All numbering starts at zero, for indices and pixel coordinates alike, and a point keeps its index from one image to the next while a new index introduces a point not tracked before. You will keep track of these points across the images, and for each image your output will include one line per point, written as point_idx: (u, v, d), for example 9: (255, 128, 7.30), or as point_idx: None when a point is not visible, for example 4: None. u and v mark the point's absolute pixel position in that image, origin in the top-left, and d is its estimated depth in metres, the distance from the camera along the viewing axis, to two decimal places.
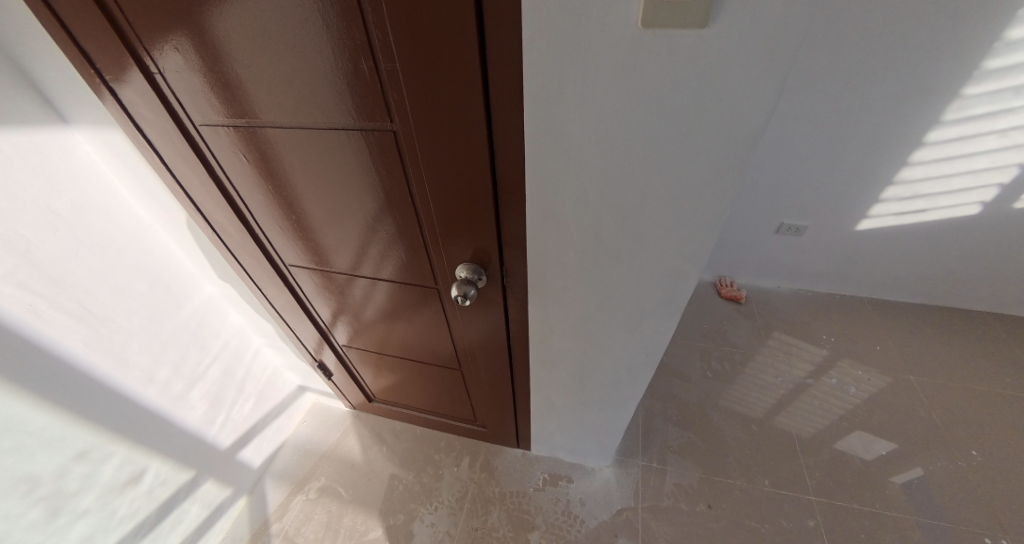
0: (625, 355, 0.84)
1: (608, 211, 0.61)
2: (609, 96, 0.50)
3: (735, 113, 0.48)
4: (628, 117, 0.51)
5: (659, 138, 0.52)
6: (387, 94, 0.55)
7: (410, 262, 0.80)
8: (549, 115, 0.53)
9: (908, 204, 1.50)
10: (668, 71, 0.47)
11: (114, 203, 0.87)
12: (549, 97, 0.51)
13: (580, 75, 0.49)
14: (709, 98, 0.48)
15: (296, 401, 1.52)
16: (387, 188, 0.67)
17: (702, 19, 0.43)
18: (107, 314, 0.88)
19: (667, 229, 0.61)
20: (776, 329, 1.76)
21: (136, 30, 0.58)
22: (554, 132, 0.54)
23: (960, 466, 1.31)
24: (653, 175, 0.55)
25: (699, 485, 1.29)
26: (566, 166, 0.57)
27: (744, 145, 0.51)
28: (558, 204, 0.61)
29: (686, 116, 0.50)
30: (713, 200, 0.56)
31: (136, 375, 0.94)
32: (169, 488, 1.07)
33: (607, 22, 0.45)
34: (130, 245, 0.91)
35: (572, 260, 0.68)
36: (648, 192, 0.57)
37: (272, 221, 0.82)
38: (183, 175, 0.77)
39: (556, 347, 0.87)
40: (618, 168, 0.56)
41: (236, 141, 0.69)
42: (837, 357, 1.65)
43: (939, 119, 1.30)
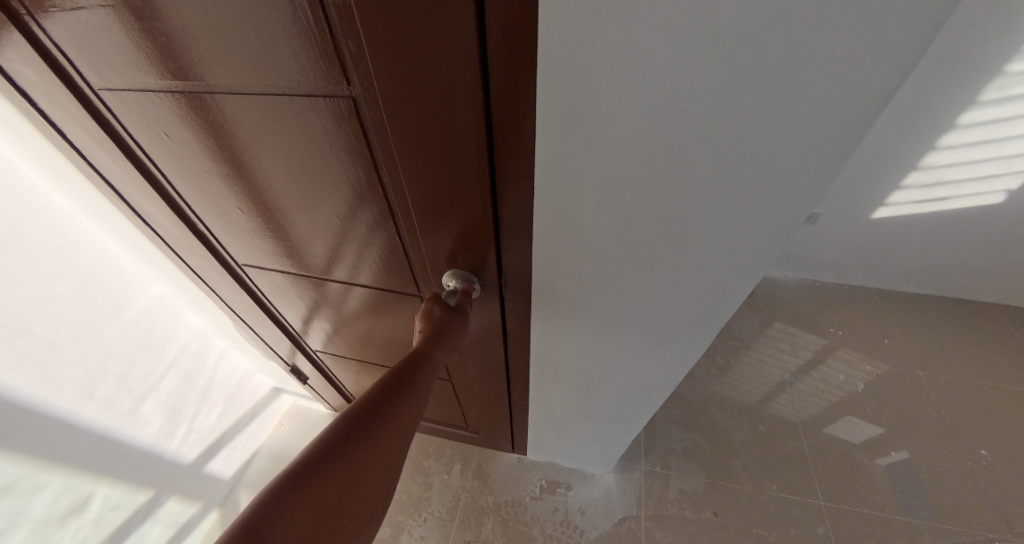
0: (644, 367, 0.73)
1: (642, 211, 0.48)
2: (665, 70, 0.35)
3: (843, 99, 0.34)
4: (689, 98, 0.37)
5: (727, 128, 0.38)
6: (347, 54, 0.41)
7: (388, 264, 0.68)
8: (575, 92, 0.39)
9: (930, 192, 1.41)
10: (760, 35, 0.32)
11: (19, 192, 0.71)
12: (581, 62, 0.36)
13: (624, 38, 0.34)
14: (812, 77, 0.33)
15: (272, 404, 1.40)
16: (353, 174, 0.54)
17: None
18: (24, 327, 0.73)
19: (717, 234, 0.48)
20: (781, 319, 1.69)
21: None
22: (582, 111, 0.40)
23: (971, 467, 1.27)
24: (708, 177, 0.43)
25: (704, 491, 1.22)
26: (593, 155, 0.43)
27: (843, 145, 0.37)
28: (580, 200, 0.49)
29: (766, 100, 0.36)
30: (779, 210, 0.44)
31: (70, 392, 0.81)
32: (123, 512, 0.95)
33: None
34: (47, 243, 0.76)
35: (593, 264, 0.56)
36: (700, 191, 0.44)
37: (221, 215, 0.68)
38: (102, 158, 0.62)
39: (565, 357, 0.76)
40: (666, 161, 0.42)
41: (158, 114, 0.54)
42: (844, 351, 1.58)
43: (977, 99, 1.18)
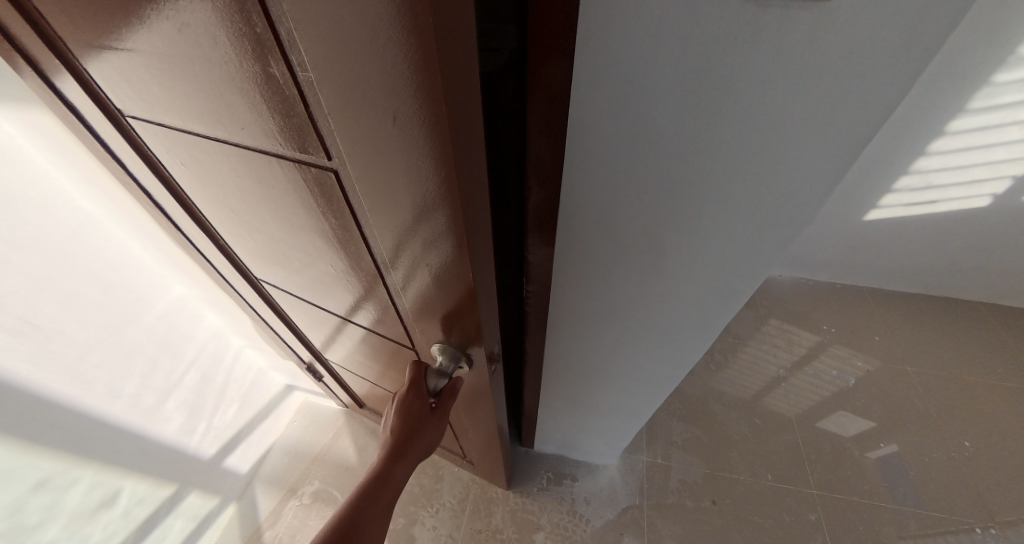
0: (653, 364, 0.78)
1: (659, 221, 0.52)
2: (684, 95, 0.39)
3: (840, 133, 0.39)
4: (705, 127, 0.41)
5: (739, 154, 0.43)
6: (314, 118, 0.31)
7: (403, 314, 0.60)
8: (600, 111, 0.42)
9: (920, 195, 1.47)
10: (771, 67, 0.35)
11: (54, 197, 0.73)
12: (607, 96, 0.41)
13: (649, 66, 0.38)
14: (813, 113, 0.38)
15: (284, 401, 1.43)
16: (341, 241, 0.45)
17: None
18: (58, 327, 0.76)
19: (726, 244, 0.53)
20: (775, 316, 1.75)
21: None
22: (606, 135, 0.44)
23: (954, 457, 1.34)
24: (720, 190, 0.47)
25: (703, 481, 1.28)
26: (616, 173, 0.48)
27: (841, 167, 0.42)
28: (601, 211, 0.53)
29: (777, 124, 0.39)
30: (782, 220, 0.48)
31: (98, 391, 0.84)
32: (148, 506, 0.99)
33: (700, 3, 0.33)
34: (77, 247, 0.79)
35: (609, 268, 0.61)
36: (712, 205, 0.48)
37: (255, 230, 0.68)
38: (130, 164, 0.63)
39: (579, 352, 0.81)
40: (681, 178, 0.46)
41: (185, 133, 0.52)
42: (837, 347, 1.64)
43: (965, 107, 1.24)
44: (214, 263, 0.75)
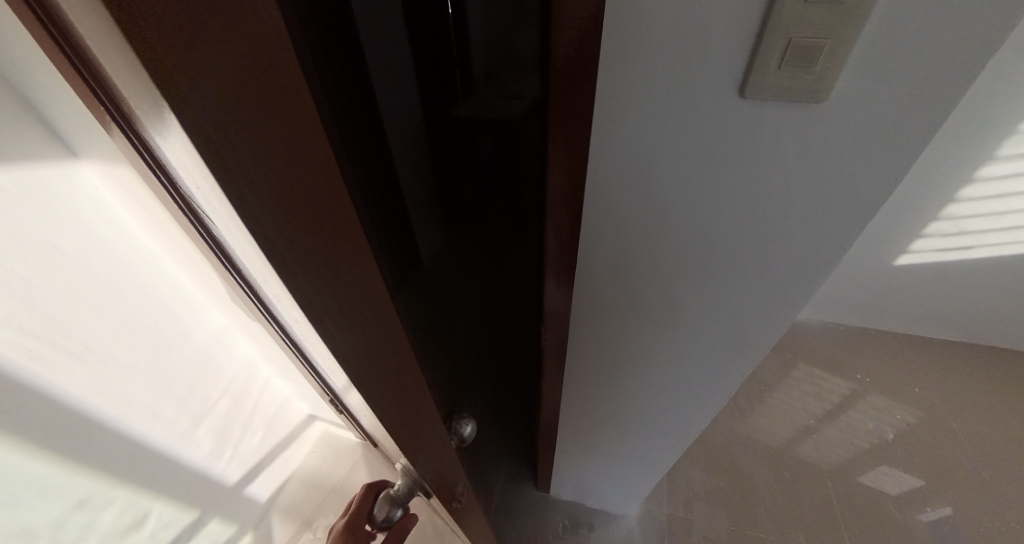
0: (671, 411, 0.78)
1: (672, 279, 0.54)
2: (691, 172, 0.43)
3: (838, 204, 0.42)
4: (712, 196, 0.44)
5: (744, 219, 0.45)
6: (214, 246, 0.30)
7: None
8: (613, 184, 0.46)
9: (953, 241, 1.44)
10: (770, 149, 0.39)
11: (118, 236, 0.80)
12: (621, 169, 0.44)
13: (656, 147, 0.42)
14: (814, 186, 0.41)
15: (307, 431, 1.45)
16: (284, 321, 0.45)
17: (816, 91, 0.34)
18: (109, 354, 0.82)
19: (737, 300, 0.55)
20: (803, 360, 1.68)
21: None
22: (620, 202, 0.48)
23: (1011, 526, 1.23)
24: (731, 253, 0.49)
25: (728, 537, 1.22)
26: (630, 235, 0.50)
27: (844, 233, 0.44)
28: (616, 269, 0.55)
29: (780, 195, 0.42)
30: (792, 280, 0.50)
31: (138, 414, 0.89)
32: (173, 530, 1.03)
33: (701, 100, 0.37)
34: (132, 283, 0.84)
35: (624, 321, 0.63)
36: (723, 264, 0.51)
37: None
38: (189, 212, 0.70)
39: (595, 397, 0.82)
40: (691, 239, 0.49)
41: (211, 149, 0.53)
42: (872, 396, 1.56)
43: (995, 154, 1.22)
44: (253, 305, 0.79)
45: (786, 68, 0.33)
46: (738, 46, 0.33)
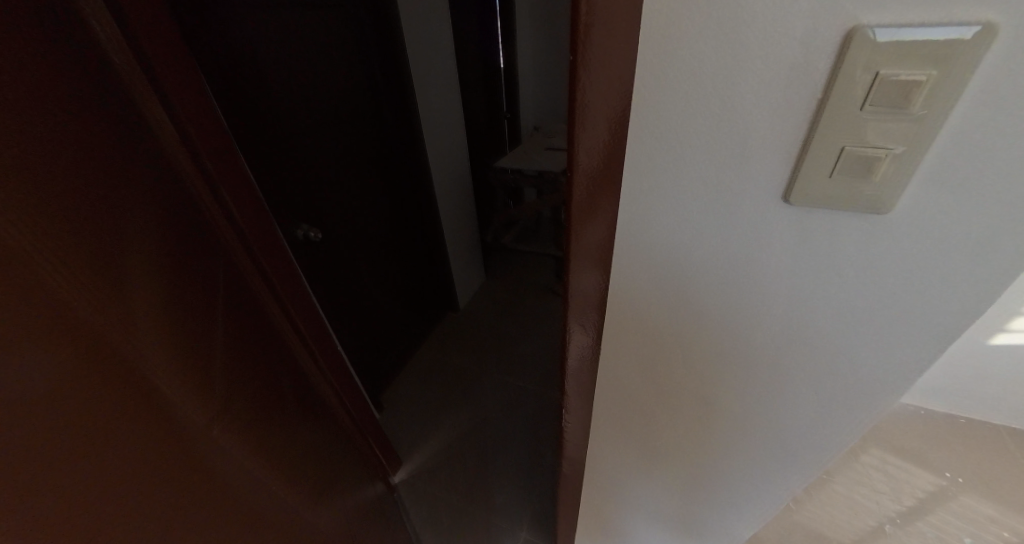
0: (707, 515, 0.68)
1: (707, 381, 0.48)
2: (741, 279, 0.38)
3: (912, 321, 0.35)
4: (755, 298, 0.39)
5: (793, 326, 0.40)
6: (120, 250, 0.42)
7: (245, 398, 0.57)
8: (644, 280, 0.43)
9: None
10: (823, 256, 0.34)
11: None
12: (651, 262, 0.41)
13: (689, 245, 0.38)
14: (879, 299, 0.35)
15: None
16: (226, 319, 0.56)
17: (880, 199, 0.30)
18: None
19: (787, 413, 0.47)
20: (872, 445, 1.46)
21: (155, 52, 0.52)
22: (649, 295, 0.44)
23: None
24: (777, 362, 0.43)
25: None
26: (658, 329, 0.46)
27: (919, 352, 0.37)
28: (642, 361, 0.50)
29: (842, 309, 0.37)
30: (854, 398, 0.43)
31: None
32: None
33: (746, 206, 0.34)
34: None
35: (652, 415, 0.57)
36: (768, 372, 0.44)
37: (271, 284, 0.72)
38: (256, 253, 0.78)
39: (619, 489, 0.73)
40: (731, 341, 0.43)
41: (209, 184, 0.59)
42: (965, 500, 1.30)
43: None
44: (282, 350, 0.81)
45: (841, 176, 0.29)
46: (780, 155, 0.31)
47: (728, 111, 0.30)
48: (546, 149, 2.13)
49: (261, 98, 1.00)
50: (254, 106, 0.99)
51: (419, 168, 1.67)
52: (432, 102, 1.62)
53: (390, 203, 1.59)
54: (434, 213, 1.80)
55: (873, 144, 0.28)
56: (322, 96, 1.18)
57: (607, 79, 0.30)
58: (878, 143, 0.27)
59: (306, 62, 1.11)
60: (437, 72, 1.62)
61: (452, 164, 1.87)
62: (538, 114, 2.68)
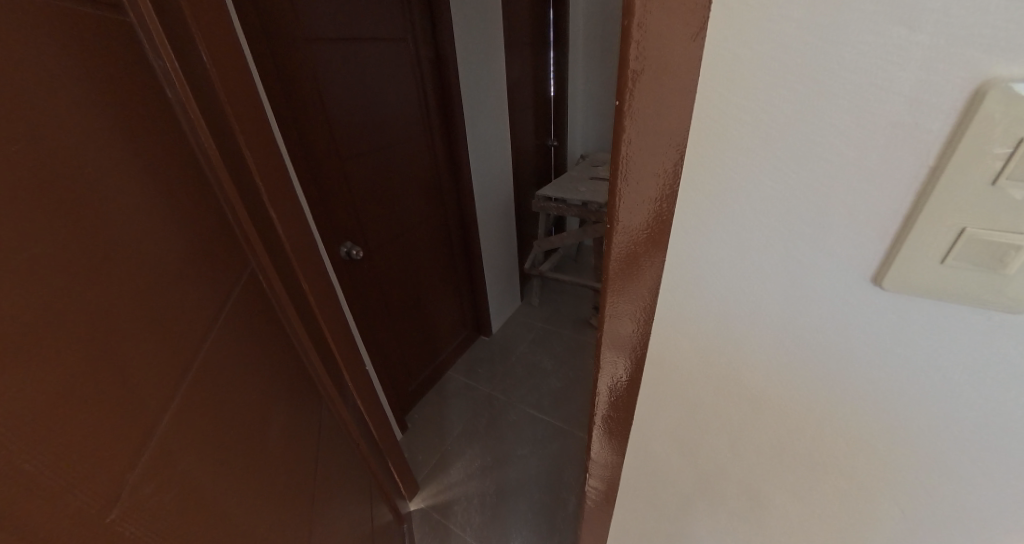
0: None
1: (754, 470, 0.41)
2: (799, 360, 0.33)
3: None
4: (822, 388, 0.33)
5: (868, 425, 0.33)
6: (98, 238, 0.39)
7: (217, 440, 0.51)
8: (690, 348, 0.38)
9: None
10: (918, 351, 0.28)
11: None
12: (696, 331, 0.36)
13: (746, 316, 0.33)
14: (989, 412, 0.28)
15: None
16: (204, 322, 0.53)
17: (1008, 295, 0.23)
18: None
19: (850, 524, 0.39)
20: None
21: (185, 89, 0.56)
22: (692, 366, 0.38)
23: None
24: (844, 463, 0.36)
25: None
26: (700, 404, 0.40)
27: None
28: (678, 437, 0.44)
29: (933, 414, 0.30)
30: (940, 522, 0.35)
31: None
32: None
33: (812, 280, 0.29)
34: None
35: (683, 497, 0.50)
36: (830, 473, 0.37)
37: (270, 321, 0.70)
38: (296, 272, 0.81)
39: None
40: (787, 430, 0.37)
41: (210, 215, 0.58)
42: None
43: None
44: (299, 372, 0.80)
45: (954, 263, 0.24)
46: (870, 231, 0.26)
47: (805, 168, 0.26)
48: (591, 178, 2.10)
49: (316, 125, 1.07)
50: (307, 132, 1.05)
51: (461, 193, 1.70)
52: (478, 129, 1.66)
53: (431, 226, 1.62)
54: (474, 237, 1.82)
55: (998, 231, 0.22)
56: (373, 123, 1.24)
57: (657, 125, 0.28)
58: (1012, 228, 0.22)
59: (360, 92, 1.18)
60: (485, 101, 1.66)
61: (495, 189, 1.89)
62: (587, 142, 2.66)
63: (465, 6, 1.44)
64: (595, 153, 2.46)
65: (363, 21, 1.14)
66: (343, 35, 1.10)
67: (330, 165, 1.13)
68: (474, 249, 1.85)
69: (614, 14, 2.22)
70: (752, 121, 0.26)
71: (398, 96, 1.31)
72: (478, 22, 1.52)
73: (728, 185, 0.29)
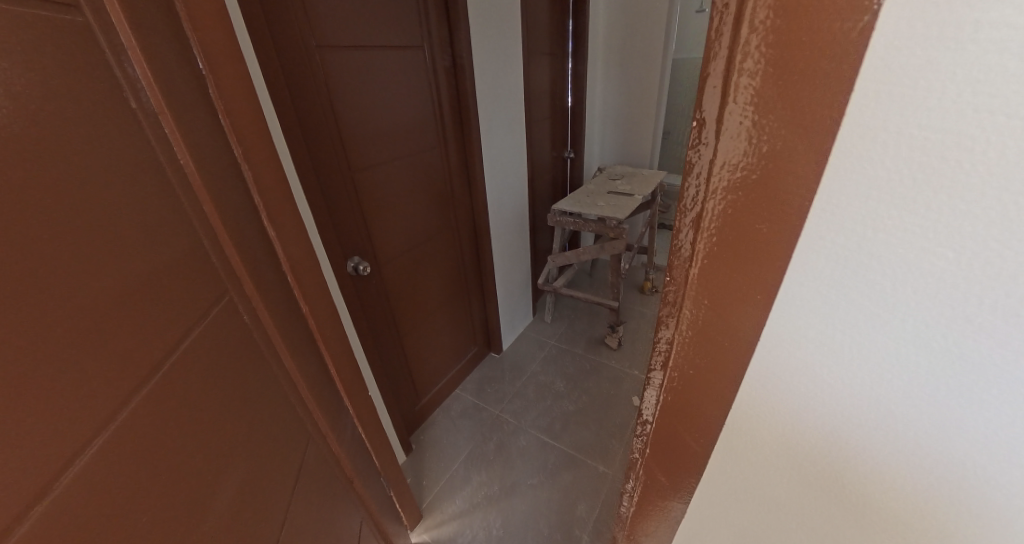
0: None
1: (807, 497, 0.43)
2: (903, 385, 0.32)
3: None
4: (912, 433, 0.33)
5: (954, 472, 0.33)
6: None
7: (124, 517, 0.40)
8: (781, 368, 0.38)
9: None
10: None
11: None
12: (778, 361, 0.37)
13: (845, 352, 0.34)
14: None
15: None
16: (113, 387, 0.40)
17: None
18: None
19: None
20: None
21: (157, 93, 0.47)
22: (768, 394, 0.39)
23: None
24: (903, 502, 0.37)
25: None
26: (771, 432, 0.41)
27: None
28: (733, 458, 0.46)
29: None
30: None
31: None
32: None
33: (939, 315, 0.28)
34: None
35: (723, 510, 0.52)
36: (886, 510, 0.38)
37: (246, 352, 0.60)
38: (298, 295, 0.75)
39: None
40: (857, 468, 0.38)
41: (168, 236, 0.48)
42: None
43: None
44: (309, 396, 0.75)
45: None
46: None
47: (981, 205, 0.24)
48: (608, 192, 2.02)
49: (327, 136, 1.02)
50: (318, 143, 1.00)
51: (475, 207, 1.63)
52: (494, 141, 1.60)
53: (442, 240, 1.56)
54: (486, 252, 1.75)
55: None
56: (386, 135, 1.19)
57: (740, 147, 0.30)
58: None
59: (373, 101, 1.13)
60: (501, 112, 1.60)
61: (509, 203, 1.82)
62: (604, 154, 2.59)
63: (484, 15, 1.39)
64: (613, 167, 2.39)
65: (378, 29, 1.10)
66: (357, 43, 1.06)
67: (340, 178, 1.08)
68: (487, 265, 1.78)
69: (636, 25, 2.16)
70: (933, 151, 0.25)
71: (412, 106, 1.26)
72: (497, 31, 1.47)
73: (881, 211, 0.27)
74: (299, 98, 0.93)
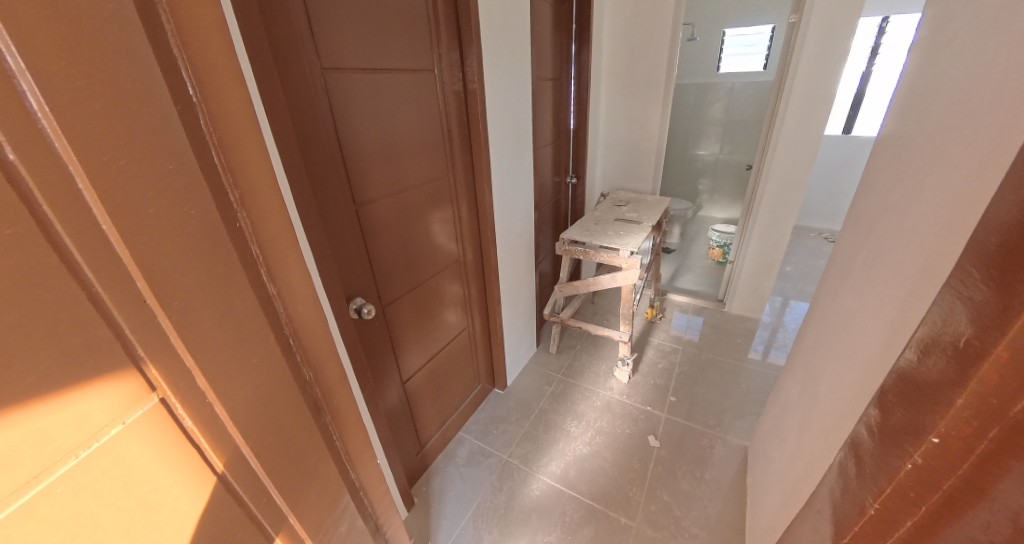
0: None
1: None
2: None
3: None
4: None
5: None
6: None
7: None
8: None
9: None
10: None
11: None
12: None
13: None
14: None
15: None
16: None
17: None
18: None
19: None
20: None
21: (57, 139, 0.30)
22: None
23: None
24: None
25: None
26: None
27: None
28: None
29: None
30: None
31: None
32: None
33: None
34: None
35: None
36: None
37: (170, 475, 0.41)
38: (301, 358, 0.63)
39: None
40: None
41: (9, 345, 0.29)
42: None
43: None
44: (306, 487, 0.61)
45: None
46: None
47: None
48: (616, 220, 1.96)
49: (332, 164, 0.91)
50: (321, 174, 0.89)
51: (483, 237, 1.53)
52: (503, 169, 1.52)
53: (448, 274, 1.45)
54: (493, 284, 1.64)
55: None
56: (394, 163, 1.10)
57: None
58: None
59: (379, 128, 1.03)
60: (510, 138, 1.53)
61: (517, 231, 1.74)
62: (605, 179, 2.56)
63: (495, 39, 1.32)
64: (616, 193, 2.34)
65: (386, 50, 1.01)
66: (365, 66, 0.97)
67: (342, 213, 0.96)
68: (494, 298, 1.67)
69: (639, 52, 2.15)
70: None
71: (420, 133, 1.17)
72: (508, 57, 1.41)
73: None
74: (302, 123, 0.83)
